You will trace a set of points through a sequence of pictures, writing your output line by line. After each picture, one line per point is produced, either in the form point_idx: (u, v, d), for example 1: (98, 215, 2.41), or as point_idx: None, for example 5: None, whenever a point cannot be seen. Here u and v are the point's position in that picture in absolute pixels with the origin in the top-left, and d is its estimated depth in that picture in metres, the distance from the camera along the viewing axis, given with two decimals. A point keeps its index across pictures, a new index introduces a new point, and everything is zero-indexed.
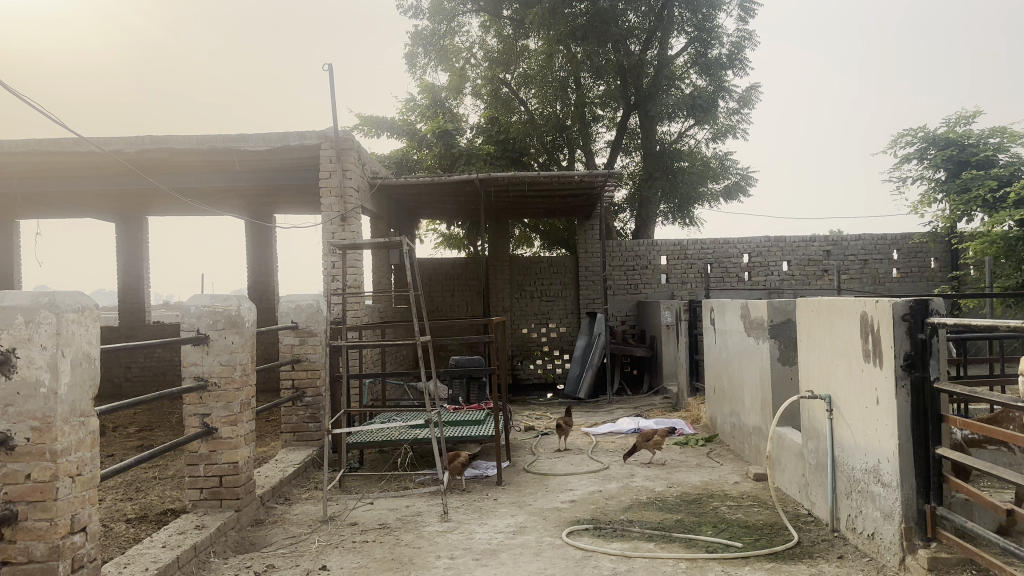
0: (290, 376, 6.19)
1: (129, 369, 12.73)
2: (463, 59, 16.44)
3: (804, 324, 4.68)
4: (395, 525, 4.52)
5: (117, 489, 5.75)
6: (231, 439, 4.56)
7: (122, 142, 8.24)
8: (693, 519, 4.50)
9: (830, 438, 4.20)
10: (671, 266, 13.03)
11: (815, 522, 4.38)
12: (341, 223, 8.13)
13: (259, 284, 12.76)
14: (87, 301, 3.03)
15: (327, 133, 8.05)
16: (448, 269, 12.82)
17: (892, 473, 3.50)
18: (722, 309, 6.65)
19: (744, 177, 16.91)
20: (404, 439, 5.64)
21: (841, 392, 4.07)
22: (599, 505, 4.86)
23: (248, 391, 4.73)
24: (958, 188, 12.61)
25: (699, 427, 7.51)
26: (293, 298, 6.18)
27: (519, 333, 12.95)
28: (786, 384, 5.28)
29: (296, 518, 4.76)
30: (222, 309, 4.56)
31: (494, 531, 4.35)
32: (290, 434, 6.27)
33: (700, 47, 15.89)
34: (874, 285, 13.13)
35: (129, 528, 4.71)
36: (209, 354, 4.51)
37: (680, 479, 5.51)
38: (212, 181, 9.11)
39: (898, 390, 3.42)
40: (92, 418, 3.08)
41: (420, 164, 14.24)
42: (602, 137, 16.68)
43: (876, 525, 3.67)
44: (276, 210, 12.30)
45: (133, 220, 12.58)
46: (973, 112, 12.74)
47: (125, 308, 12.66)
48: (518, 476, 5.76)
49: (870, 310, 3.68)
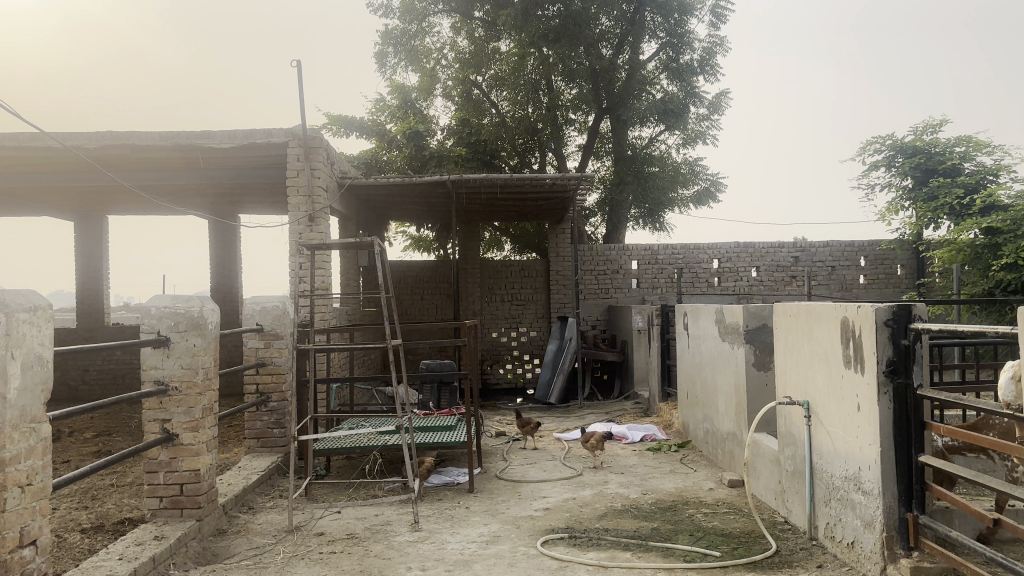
0: (254, 380, 6.01)
1: (87, 372, 12.35)
2: (433, 59, 16.30)
3: (781, 328, 4.63)
4: (364, 534, 4.37)
5: (71, 497, 5.51)
6: (192, 445, 4.37)
7: (81, 138, 7.95)
8: (669, 527, 4.42)
9: (808, 444, 4.15)
10: (642, 270, 13.03)
11: (792, 530, 4.33)
12: (309, 223, 7.94)
13: (223, 285, 12.48)
14: (39, 301, 2.85)
15: (295, 131, 7.86)
16: (416, 272, 12.64)
17: (873, 480, 3.46)
18: (696, 313, 6.60)
19: (713, 183, 17.00)
20: (373, 445, 5.48)
21: (820, 398, 4.02)
22: (573, 513, 4.76)
23: (210, 396, 4.56)
24: (925, 195, 12.79)
25: (672, 432, 7.46)
26: (258, 299, 6.01)
27: (489, 336, 12.83)
28: (762, 390, 5.23)
29: (261, 528, 4.59)
30: (184, 310, 4.38)
31: (467, 541, 4.22)
32: (254, 440, 6.07)
33: (672, 52, 15.94)
34: (841, 291, 13.25)
35: (83, 538, 4.49)
36: (170, 358, 4.32)
37: (654, 485, 5.44)
38: (176, 179, 8.85)
39: (880, 396, 3.37)
40: (44, 425, 2.89)
41: (390, 166, 14.02)
42: (573, 141, 16.65)
43: (856, 534, 3.63)
44: (242, 209, 12.02)
45: (92, 218, 12.22)
46: (939, 121, 12.92)
47: (83, 308, 12.27)
48: (489, 483, 5.64)
49: (852, 315, 3.64)
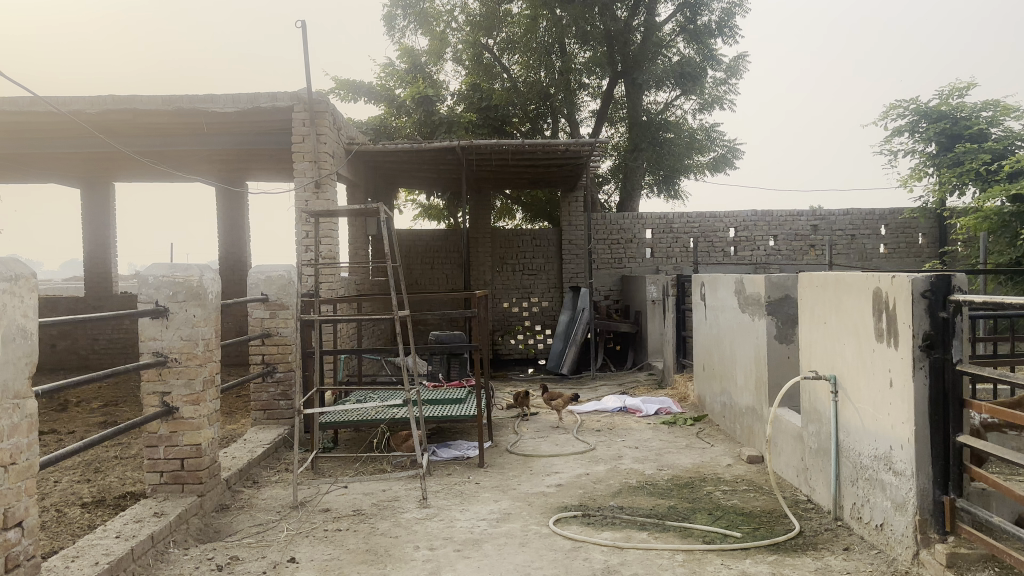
0: (260, 351, 5.86)
1: (96, 341, 12.26)
2: (443, 23, 15.88)
3: (807, 299, 4.41)
4: (371, 511, 4.23)
5: (73, 469, 5.40)
6: (193, 419, 4.22)
7: (82, 102, 7.74)
8: (687, 506, 4.25)
9: (834, 421, 3.96)
10: (656, 239, 12.78)
11: (816, 510, 4.16)
12: (316, 190, 7.72)
13: (231, 254, 12.34)
14: (21, 270, 2.66)
15: (299, 94, 7.63)
16: (427, 241, 12.45)
17: (905, 461, 3.27)
18: (714, 284, 6.38)
19: (730, 150, 16.67)
20: (381, 419, 5.34)
21: (848, 374, 3.82)
22: (587, 490, 4.60)
23: (211, 367, 4.40)
24: (950, 161, 12.47)
25: (688, 406, 7.29)
26: (263, 269, 5.86)
27: (499, 307, 12.65)
28: (783, 364, 5.03)
29: (264, 504, 4.45)
30: (183, 279, 4.20)
31: (477, 519, 4.07)
32: (260, 412, 5.92)
33: (689, 14, 15.57)
34: (861, 261, 12.99)
35: (84, 513, 4.38)
36: (169, 329, 4.16)
37: (670, 461, 5.26)
38: (180, 145, 8.66)
39: (915, 372, 3.17)
40: (29, 401, 2.73)
41: (399, 131, 13.71)
42: (587, 106, 16.28)
43: (886, 516, 3.45)
44: (250, 176, 11.84)
45: (98, 186, 12.05)
46: (966, 84, 12.51)
47: (91, 278, 12.16)
48: (500, 458, 5.48)
49: (885, 285, 3.42)
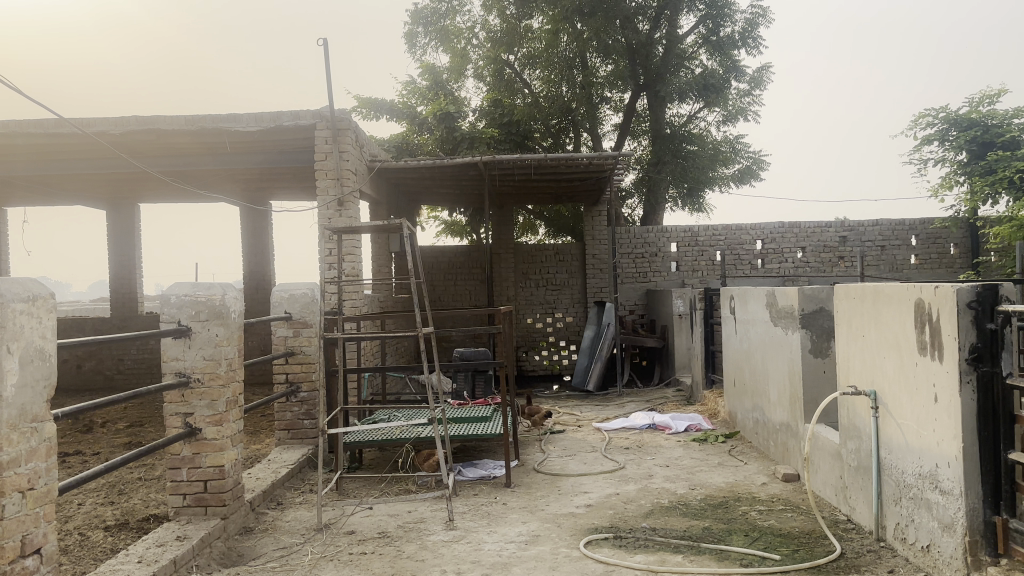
0: (283, 370, 5.81)
1: (122, 361, 12.33)
2: (464, 40, 15.93)
3: (843, 312, 4.27)
4: (396, 533, 4.14)
5: (97, 492, 5.36)
6: (216, 440, 4.16)
7: (108, 123, 7.81)
8: (722, 527, 4.11)
9: (875, 438, 3.81)
10: (682, 252, 12.63)
11: (857, 530, 4.01)
12: (339, 208, 7.70)
13: (254, 273, 12.39)
14: (40, 290, 2.62)
15: (322, 112, 7.63)
16: (450, 257, 12.40)
17: (952, 479, 3.11)
18: (744, 296, 6.25)
19: (756, 161, 16.50)
20: (406, 438, 5.26)
21: (889, 389, 3.68)
22: (617, 510, 4.47)
23: (234, 388, 4.34)
24: (982, 169, 12.24)
25: (718, 422, 7.14)
26: (286, 287, 5.83)
27: (523, 322, 12.56)
28: (819, 378, 4.87)
29: (289, 526, 4.38)
30: (205, 298, 4.15)
31: (505, 541, 3.96)
32: (284, 432, 5.86)
33: (711, 25, 15.52)
34: (892, 272, 12.74)
35: (107, 537, 4.33)
36: (191, 349, 4.11)
37: (703, 480, 5.11)
38: (204, 164, 8.69)
39: (962, 386, 3.03)
40: (48, 424, 2.67)
41: (422, 148, 13.72)
42: (609, 120, 16.21)
43: (933, 537, 3.29)
44: (273, 194, 11.89)
45: (124, 207, 12.17)
46: (997, 91, 12.29)
47: (116, 298, 12.25)
48: (527, 477, 5.37)
49: (928, 296, 3.29)
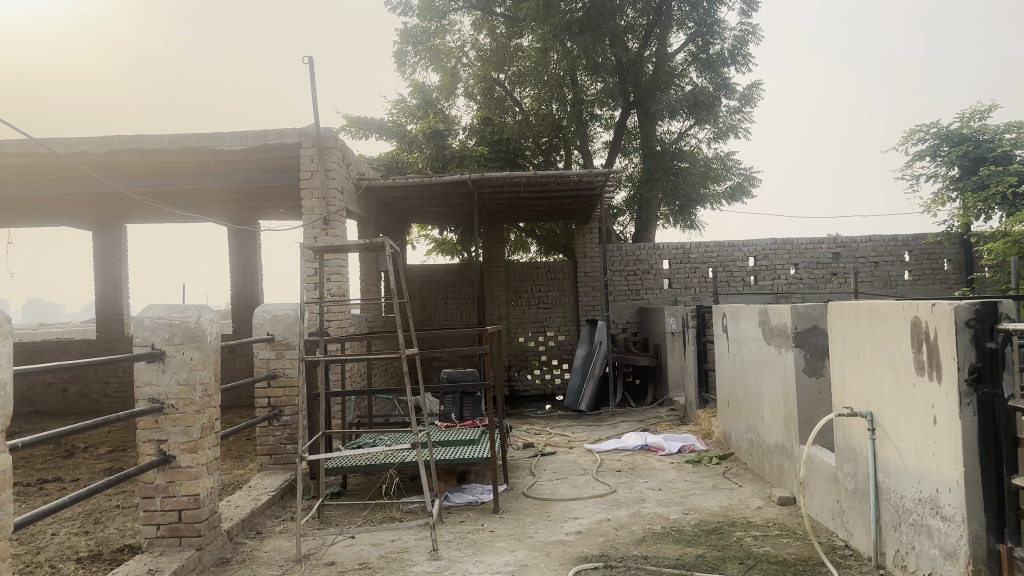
0: (266, 394, 5.66)
1: (108, 384, 12.15)
2: (455, 58, 15.95)
3: (836, 330, 4.17)
4: (378, 564, 3.98)
5: (71, 521, 5.18)
6: (190, 468, 4.00)
7: (90, 143, 7.69)
8: (716, 554, 3.96)
9: (872, 460, 3.68)
10: (674, 269, 12.54)
11: (855, 556, 3.87)
12: (324, 227, 7.59)
13: (243, 293, 12.25)
14: None
15: (308, 130, 7.53)
16: (440, 276, 12.29)
17: (954, 505, 2.99)
18: (737, 315, 6.14)
19: (747, 178, 16.46)
20: (389, 463, 5.11)
21: (886, 410, 3.56)
22: (608, 537, 4.32)
23: (210, 414, 4.20)
24: (975, 185, 12.21)
25: (712, 442, 7.00)
26: (270, 308, 5.70)
27: (515, 342, 12.42)
28: (814, 398, 4.76)
29: (267, 557, 4.22)
30: (180, 321, 4.02)
31: (490, 572, 3.81)
32: (266, 457, 5.70)
33: (701, 43, 15.56)
34: (886, 288, 12.67)
35: (78, 569, 4.16)
36: (165, 373, 3.96)
37: (696, 504, 4.97)
38: (190, 184, 8.57)
39: (962, 409, 2.92)
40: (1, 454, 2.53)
41: (411, 167, 13.63)
42: (600, 137, 16.18)
43: (934, 565, 3.16)
44: (262, 214, 11.77)
45: (110, 228, 12.03)
46: (987, 107, 12.30)
47: (102, 320, 12.08)
48: (516, 502, 5.22)
49: (924, 314, 3.17)
